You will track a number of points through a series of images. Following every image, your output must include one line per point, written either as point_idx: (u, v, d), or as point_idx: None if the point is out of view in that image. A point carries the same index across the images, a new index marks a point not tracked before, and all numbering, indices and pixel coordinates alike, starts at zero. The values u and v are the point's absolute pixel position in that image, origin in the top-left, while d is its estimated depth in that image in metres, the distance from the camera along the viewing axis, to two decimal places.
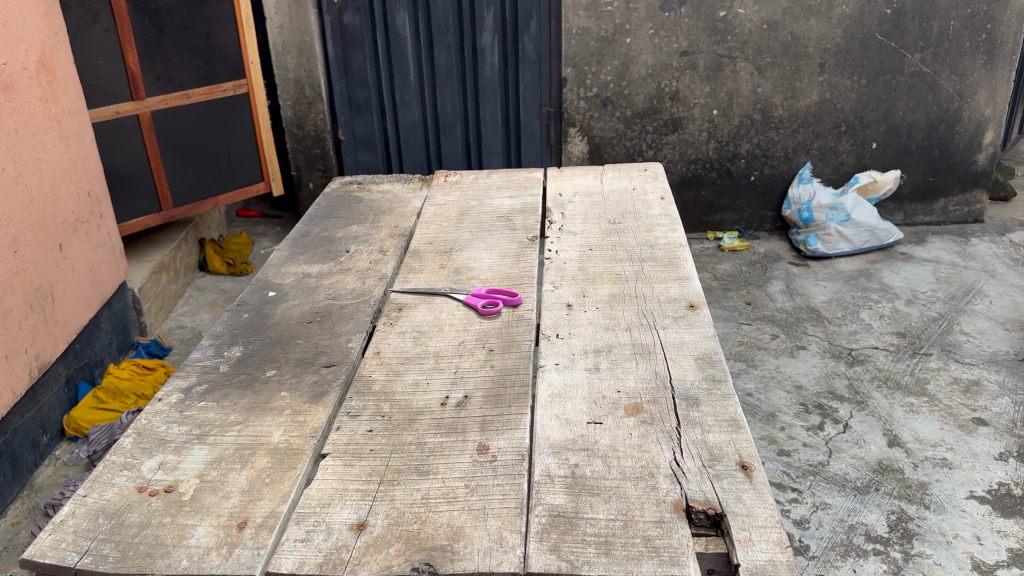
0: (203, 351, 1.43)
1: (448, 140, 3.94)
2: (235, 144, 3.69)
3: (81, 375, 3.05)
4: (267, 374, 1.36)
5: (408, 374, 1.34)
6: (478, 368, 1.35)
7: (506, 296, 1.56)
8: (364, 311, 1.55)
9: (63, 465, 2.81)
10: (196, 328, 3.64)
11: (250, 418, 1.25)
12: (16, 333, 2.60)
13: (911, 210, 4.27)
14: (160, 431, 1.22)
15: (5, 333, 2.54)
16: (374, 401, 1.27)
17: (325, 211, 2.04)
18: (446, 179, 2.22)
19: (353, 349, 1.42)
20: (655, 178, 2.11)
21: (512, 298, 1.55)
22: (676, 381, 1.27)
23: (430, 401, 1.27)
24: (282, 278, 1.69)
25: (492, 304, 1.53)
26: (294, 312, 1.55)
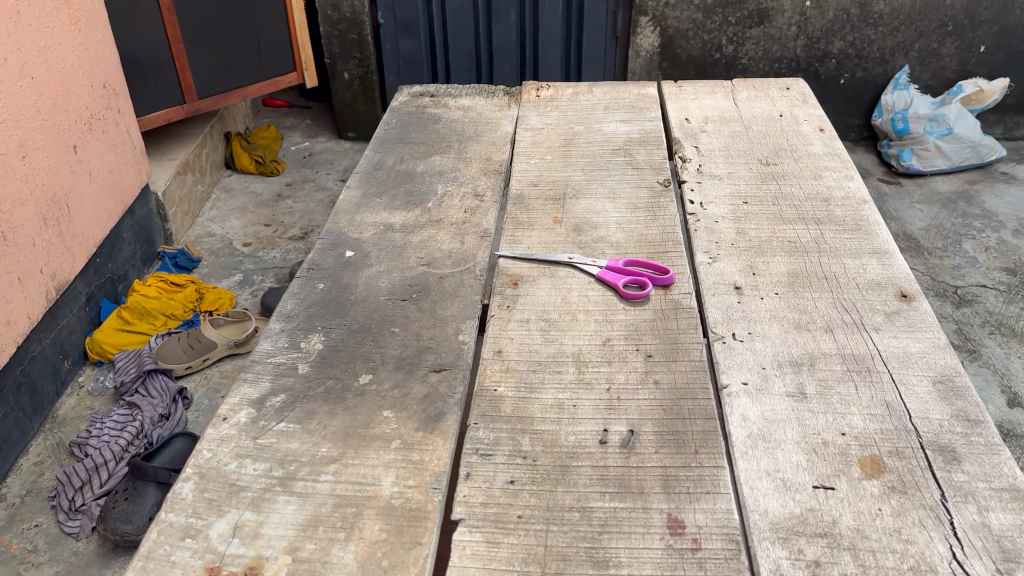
0: (271, 342, 1.11)
1: (501, 27, 3.46)
2: (265, 27, 3.25)
3: (102, 293, 2.77)
4: (362, 382, 1.04)
5: (546, 391, 1.02)
6: (638, 385, 1.02)
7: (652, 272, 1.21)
8: (469, 286, 1.21)
9: (88, 396, 2.55)
10: (226, 237, 3.31)
11: (346, 453, 0.94)
12: (29, 252, 2.33)
13: (1014, 123, 3.80)
14: (230, 472, 0.92)
15: (15, 252, 2.26)
16: (511, 434, 0.96)
17: (397, 133, 1.68)
18: (539, 94, 1.84)
19: (466, 345, 1.10)
20: (803, 100, 1.72)
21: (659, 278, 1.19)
22: (917, 423, 0.95)
23: (584, 438, 0.95)
24: (359, 231, 1.35)
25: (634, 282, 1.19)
26: (382, 284, 1.22)
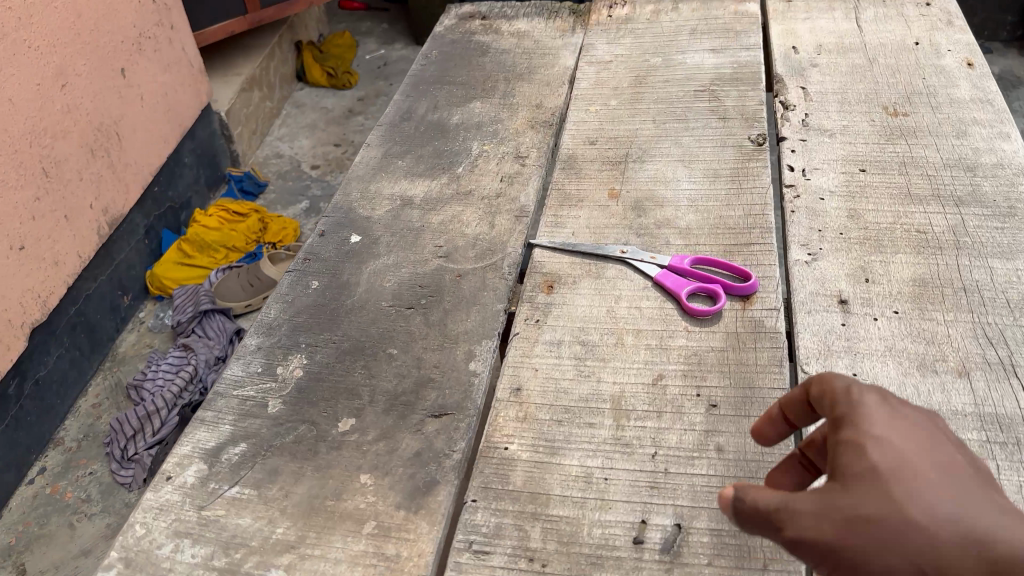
0: (244, 363, 0.91)
1: None
2: None
3: (163, 223, 2.66)
4: (342, 430, 0.82)
5: (571, 454, 0.78)
6: (694, 454, 0.77)
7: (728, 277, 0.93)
8: (492, 291, 0.96)
9: (148, 333, 2.48)
10: (294, 159, 3.13)
11: (307, 539, 0.74)
12: (76, 187, 2.20)
13: None
14: (162, 558, 0.73)
15: (60, 189, 2.13)
16: (517, 522, 0.73)
17: (436, 69, 1.41)
18: (611, 13, 1.51)
19: (478, 379, 0.86)
20: (950, 22, 1.34)
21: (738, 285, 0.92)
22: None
23: (614, 534, 0.71)
24: (371, 206, 1.11)
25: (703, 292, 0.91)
26: (387, 284, 0.98)
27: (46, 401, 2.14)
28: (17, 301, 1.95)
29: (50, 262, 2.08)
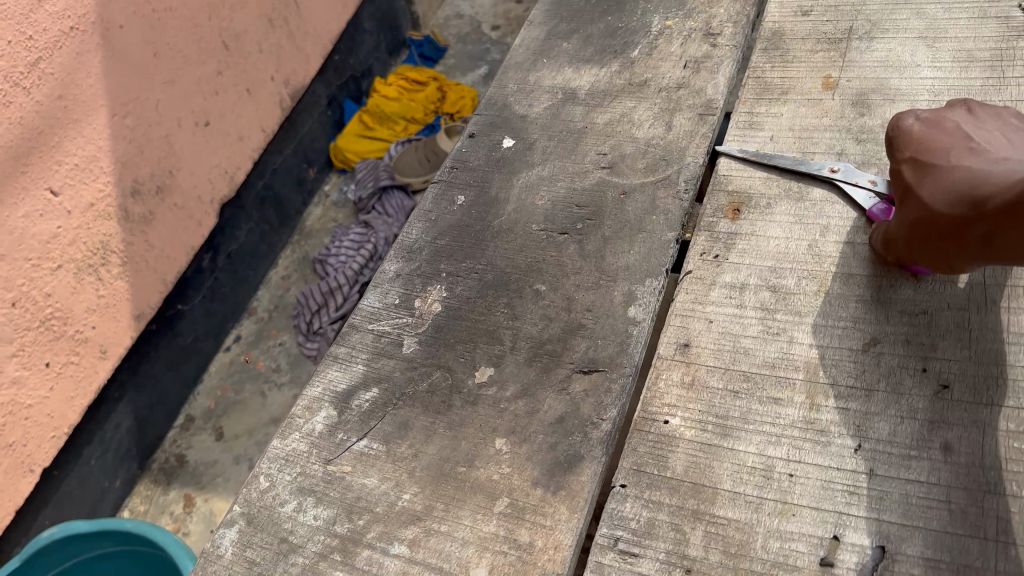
0: (383, 291, 0.82)
1: None
2: None
3: (346, 93, 2.62)
4: (479, 382, 0.72)
5: (747, 439, 0.63)
6: (910, 452, 0.60)
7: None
8: (662, 215, 0.79)
9: (333, 206, 2.52)
10: (475, 19, 2.97)
11: (434, 511, 0.65)
12: (256, 59, 1.97)
13: None
14: (285, 517, 0.68)
15: (243, 62, 1.90)
16: (677, 521, 0.61)
17: None
18: None
19: (639, 329, 0.72)
20: None
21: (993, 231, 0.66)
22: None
23: (794, 554, 0.57)
24: (530, 101, 0.96)
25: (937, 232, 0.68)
26: (540, 203, 0.84)
27: (240, 273, 2.24)
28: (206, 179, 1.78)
29: (235, 138, 1.87)
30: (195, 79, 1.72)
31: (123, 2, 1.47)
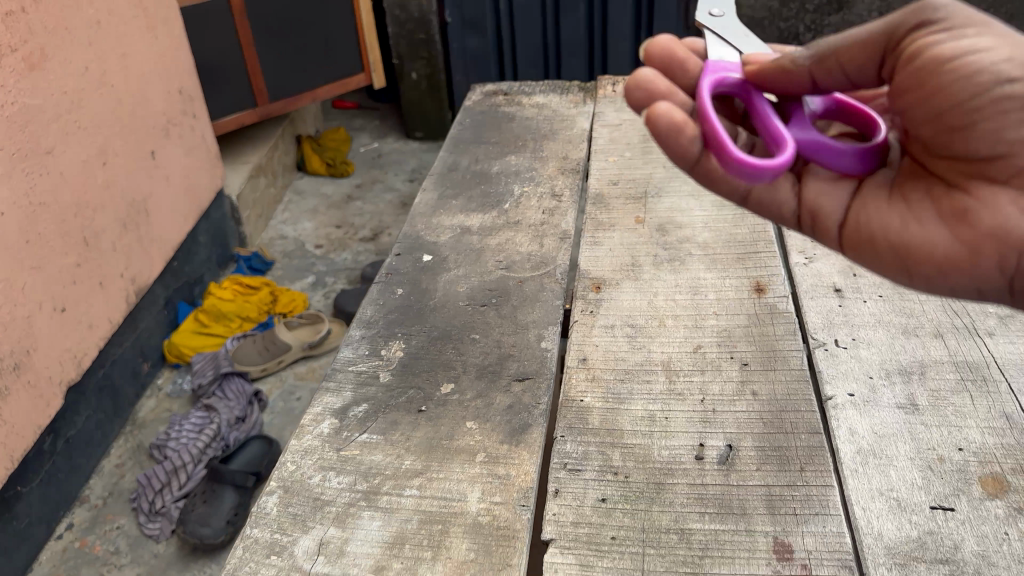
0: (354, 347, 1.10)
1: (568, 21, 3.24)
2: (335, 29, 3.00)
3: (179, 296, 2.69)
4: (444, 392, 1.00)
5: (635, 402, 0.97)
6: (734, 397, 0.96)
7: (830, 149, 0.86)
8: (550, 291, 1.16)
9: (166, 398, 2.46)
10: (298, 240, 3.18)
11: (432, 466, 0.90)
12: (109, 257, 2.10)
13: None
14: (315, 485, 0.89)
15: (99, 258, 2.05)
16: (600, 448, 0.91)
17: (469, 132, 1.62)
18: (615, 89, 1.77)
19: (548, 353, 1.05)
20: None
21: (749, 156, 0.75)
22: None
23: (678, 453, 0.89)
24: (437, 235, 1.31)
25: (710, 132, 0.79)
26: (461, 289, 1.18)
27: None
28: (59, 361, 1.85)
29: (87, 325, 1.98)
30: (58, 268, 1.87)
31: (9, 192, 1.70)
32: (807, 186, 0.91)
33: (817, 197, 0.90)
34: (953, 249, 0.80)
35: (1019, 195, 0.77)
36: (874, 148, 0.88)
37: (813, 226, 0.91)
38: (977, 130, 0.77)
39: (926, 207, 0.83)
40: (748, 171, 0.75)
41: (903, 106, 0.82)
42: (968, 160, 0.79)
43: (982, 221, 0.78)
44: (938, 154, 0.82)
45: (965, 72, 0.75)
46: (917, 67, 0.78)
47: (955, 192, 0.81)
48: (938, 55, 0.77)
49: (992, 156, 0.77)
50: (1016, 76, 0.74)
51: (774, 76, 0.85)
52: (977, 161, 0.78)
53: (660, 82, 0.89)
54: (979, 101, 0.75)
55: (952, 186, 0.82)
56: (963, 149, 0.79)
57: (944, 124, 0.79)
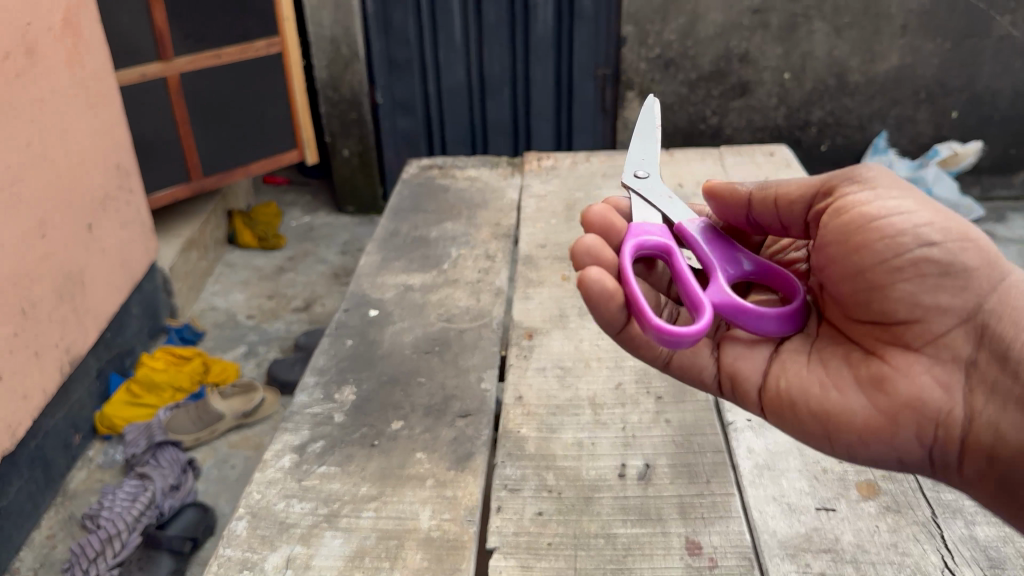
0: (309, 392, 1.20)
1: (495, 103, 3.50)
2: (267, 108, 3.15)
3: (112, 366, 2.59)
4: (394, 427, 1.12)
5: (566, 431, 1.10)
6: (650, 424, 1.10)
7: (749, 313, 0.95)
8: (488, 339, 1.29)
9: (98, 469, 2.39)
10: (229, 311, 3.21)
11: (386, 491, 1.02)
12: (46, 326, 2.12)
13: (990, 183, 3.67)
14: (280, 510, 1.00)
15: (35, 327, 2.06)
16: (535, 470, 1.03)
17: (408, 202, 1.75)
18: (540, 163, 1.94)
19: (488, 392, 1.18)
20: (787, 166, 1.83)
21: (667, 324, 0.83)
22: (931, 497, 0.97)
23: (604, 472, 1.02)
24: (381, 292, 1.43)
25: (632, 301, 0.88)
26: (407, 338, 1.30)
27: None
28: None
29: (21, 395, 1.98)
30: None
31: None
32: (725, 353, 0.99)
33: (735, 360, 0.98)
34: (873, 416, 0.88)
35: (932, 363, 0.87)
36: (794, 315, 0.97)
37: (733, 391, 0.98)
38: (899, 289, 0.88)
39: (848, 370, 0.92)
40: (667, 338, 0.83)
41: (829, 264, 0.93)
42: (890, 322, 0.90)
43: (901, 395, 0.87)
44: (862, 316, 0.93)
45: (888, 230, 0.87)
46: (845, 223, 0.90)
47: (874, 362, 0.90)
48: (865, 212, 0.89)
49: (911, 319, 0.88)
50: (935, 240, 0.86)
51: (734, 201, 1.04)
52: (898, 324, 0.89)
53: (606, 252, 0.96)
54: (901, 259, 0.87)
55: (875, 352, 0.91)
56: (885, 308, 0.89)
57: (867, 281, 0.89)
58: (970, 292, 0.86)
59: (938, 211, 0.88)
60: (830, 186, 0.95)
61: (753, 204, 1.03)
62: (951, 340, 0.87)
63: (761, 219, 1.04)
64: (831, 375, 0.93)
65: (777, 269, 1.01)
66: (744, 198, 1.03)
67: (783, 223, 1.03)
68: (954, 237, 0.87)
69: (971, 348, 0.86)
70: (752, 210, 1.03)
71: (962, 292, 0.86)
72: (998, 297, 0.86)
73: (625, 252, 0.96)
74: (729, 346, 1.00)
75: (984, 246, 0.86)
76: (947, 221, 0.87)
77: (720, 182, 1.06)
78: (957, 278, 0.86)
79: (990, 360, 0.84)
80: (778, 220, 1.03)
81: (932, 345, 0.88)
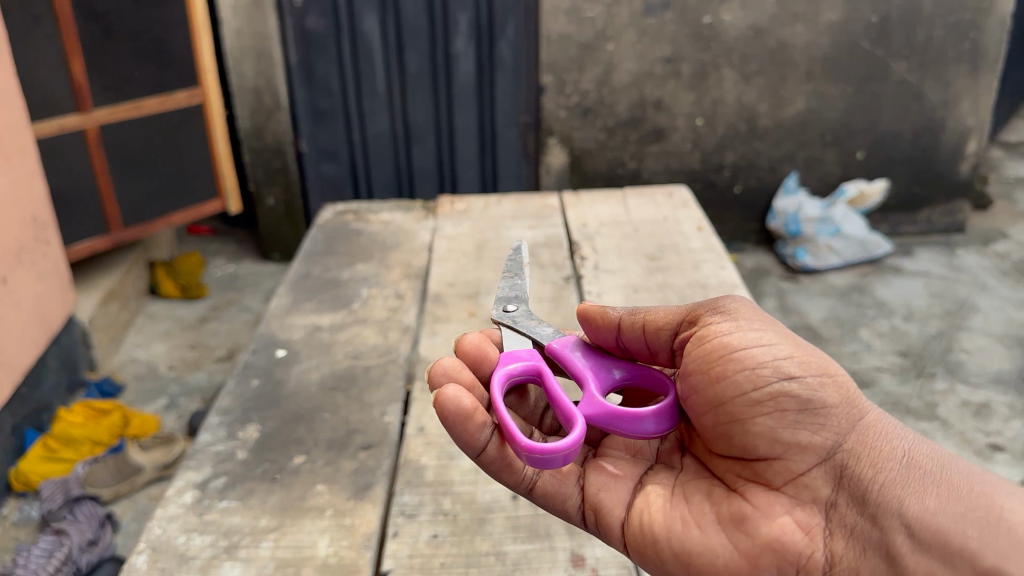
0: (213, 432, 1.22)
1: (420, 150, 3.55)
2: (188, 159, 3.15)
3: (28, 423, 2.54)
4: (296, 462, 1.15)
5: (464, 457, 1.14)
6: None
7: (623, 417, 0.92)
8: (393, 374, 1.33)
9: (11, 527, 2.31)
10: (150, 363, 3.16)
11: (286, 522, 1.04)
12: None
13: (896, 220, 3.84)
14: (180, 544, 1.01)
15: None
16: (432, 496, 1.07)
17: (320, 246, 1.79)
18: (453, 206, 2.00)
19: (390, 424, 1.21)
20: (685, 205, 1.94)
21: (535, 442, 0.84)
22: None
23: (499, 495, 1.07)
24: (289, 332, 1.46)
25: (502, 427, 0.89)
26: (313, 379, 1.32)
27: None
28: None
29: None
30: None
31: None
32: (589, 485, 0.96)
33: (598, 493, 0.95)
34: (734, 558, 0.86)
35: (793, 503, 0.87)
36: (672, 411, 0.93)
37: (597, 522, 0.95)
38: (758, 423, 0.87)
39: (710, 506, 0.91)
40: (537, 456, 0.84)
41: (690, 392, 0.93)
42: (751, 458, 0.90)
43: (764, 535, 0.85)
44: (725, 449, 0.93)
45: (747, 360, 0.88)
46: (708, 352, 0.90)
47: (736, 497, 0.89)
48: (725, 342, 0.90)
49: (771, 456, 0.88)
50: (793, 374, 0.87)
51: (603, 327, 1.04)
52: (758, 459, 0.89)
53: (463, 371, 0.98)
54: (759, 392, 0.87)
55: (736, 489, 0.91)
56: (745, 443, 0.89)
57: (727, 413, 0.89)
58: (828, 429, 0.87)
59: (797, 346, 0.89)
60: (696, 315, 0.97)
61: (623, 328, 1.02)
62: (812, 481, 0.87)
63: (631, 345, 1.04)
64: (692, 511, 0.91)
65: (650, 371, 1.00)
66: (614, 322, 1.02)
67: (651, 349, 1.03)
68: (813, 372, 0.88)
69: (829, 489, 0.87)
70: (622, 334, 1.03)
71: (822, 429, 0.87)
72: (857, 437, 0.87)
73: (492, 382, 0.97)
74: (594, 476, 0.97)
75: (844, 385, 0.88)
76: (806, 356, 0.88)
77: (592, 304, 1.05)
78: (817, 415, 0.87)
79: (850, 504, 0.86)
80: (647, 346, 1.03)
81: (792, 484, 0.88)
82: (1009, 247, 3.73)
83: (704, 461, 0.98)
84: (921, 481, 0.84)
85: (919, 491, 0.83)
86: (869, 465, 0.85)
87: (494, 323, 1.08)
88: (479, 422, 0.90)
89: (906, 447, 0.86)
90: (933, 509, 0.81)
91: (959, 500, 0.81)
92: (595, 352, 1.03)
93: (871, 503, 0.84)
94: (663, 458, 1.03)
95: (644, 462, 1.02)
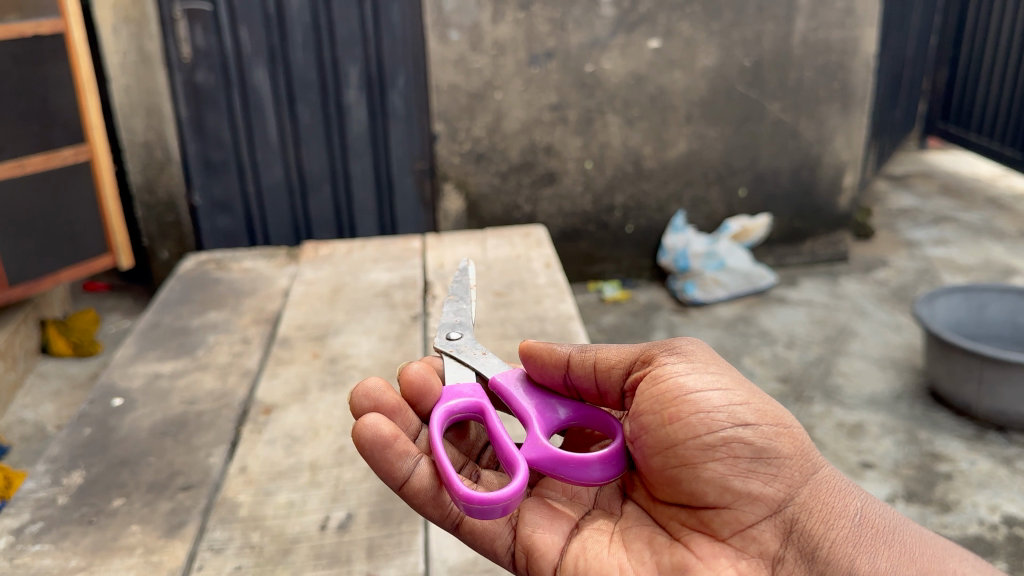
0: (37, 480, 1.23)
1: (316, 200, 3.44)
2: (77, 216, 3.05)
3: None
4: (114, 504, 1.17)
5: (280, 492, 1.17)
6: (361, 478, 1.20)
7: (569, 463, 0.93)
8: (226, 418, 1.36)
9: None
10: (38, 423, 3.07)
11: (95, 562, 1.06)
12: None
13: (782, 252, 3.96)
14: None
15: None
16: (242, 531, 1.11)
17: (177, 295, 1.82)
18: (317, 252, 2.04)
19: (214, 465, 1.25)
20: (539, 244, 2.03)
21: (476, 492, 0.84)
22: None
23: (308, 525, 1.11)
24: (129, 381, 1.48)
25: (440, 470, 0.89)
26: (145, 424, 1.35)
27: None
28: None
29: None
30: None
31: None
32: (522, 528, 0.96)
33: (532, 534, 0.96)
34: None
35: (739, 554, 0.91)
36: (617, 461, 0.95)
37: (528, 564, 0.96)
38: (709, 468, 0.89)
39: (653, 555, 0.93)
40: (477, 506, 0.84)
41: (641, 431, 0.94)
42: (699, 505, 0.92)
43: None
44: (671, 495, 0.94)
45: (702, 405, 0.89)
46: (662, 392, 0.92)
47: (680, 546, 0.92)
48: (681, 384, 0.91)
49: (720, 505, 0.90)
50: (748, 422, 0.89)
51: (548, 365, 1.03)
52: (706, 506, 0.91)
53: (387, 393, 0.99)
54: (713, 437, 0.89)
55: (682, 537, 0.93)
56: (694, 489, 0.91)
57: (678, 457, 0.91)
58: (779, 480, 0.90)
59: (752, 393, 0.91)
60: (649, 355, 0.98)
61: (572, 366, 1.02)
62: (758, 534, 0.91)
63: (579, 383, 1.04)
64: (633, 559, 0.94)
65: (596, 411, 1.01)
66: (564, 360, 1.02)
67: (600, 389, 1.03)
68: (768, 422, 0.90)
69: (777, 543, 0.91)
70: (571, 371, 1.02)
71: (773, 480, 0.90)
72: (809, 490, 0.91)
73: (432, 418, 0.97)
74: (530, 516, 0.97)
75: (796, 436, 0.91)
76: (761, 405, 0.91)
77: (538, 342, 1.04)
78: (769, 465, 0.90)
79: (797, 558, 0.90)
80: (596, 386, 1.03)
81: (739, 535, 0.91)
82: (887, 276, 3.88)
83: (646, 508, 1.00)
84: (872, 540, 0.90)
85: (869, 551, 0.89)
86: (820, 521, 0.90)
87: (437, 351, 1.09)
88: (400, 450, 0.91)
89: (859, 506, 0.92)
90: (884, 570, 0.87)
91: (909, 562, 0.88)
92: (540, 392, 1.04)
93: (820, 560, 0.89)
94: (602, 504, 1.04)
95: (582, 506, 1.03)
